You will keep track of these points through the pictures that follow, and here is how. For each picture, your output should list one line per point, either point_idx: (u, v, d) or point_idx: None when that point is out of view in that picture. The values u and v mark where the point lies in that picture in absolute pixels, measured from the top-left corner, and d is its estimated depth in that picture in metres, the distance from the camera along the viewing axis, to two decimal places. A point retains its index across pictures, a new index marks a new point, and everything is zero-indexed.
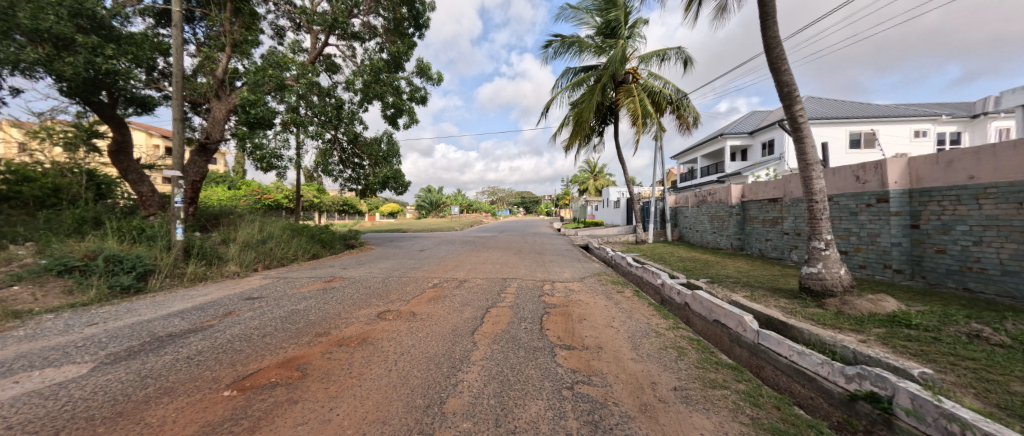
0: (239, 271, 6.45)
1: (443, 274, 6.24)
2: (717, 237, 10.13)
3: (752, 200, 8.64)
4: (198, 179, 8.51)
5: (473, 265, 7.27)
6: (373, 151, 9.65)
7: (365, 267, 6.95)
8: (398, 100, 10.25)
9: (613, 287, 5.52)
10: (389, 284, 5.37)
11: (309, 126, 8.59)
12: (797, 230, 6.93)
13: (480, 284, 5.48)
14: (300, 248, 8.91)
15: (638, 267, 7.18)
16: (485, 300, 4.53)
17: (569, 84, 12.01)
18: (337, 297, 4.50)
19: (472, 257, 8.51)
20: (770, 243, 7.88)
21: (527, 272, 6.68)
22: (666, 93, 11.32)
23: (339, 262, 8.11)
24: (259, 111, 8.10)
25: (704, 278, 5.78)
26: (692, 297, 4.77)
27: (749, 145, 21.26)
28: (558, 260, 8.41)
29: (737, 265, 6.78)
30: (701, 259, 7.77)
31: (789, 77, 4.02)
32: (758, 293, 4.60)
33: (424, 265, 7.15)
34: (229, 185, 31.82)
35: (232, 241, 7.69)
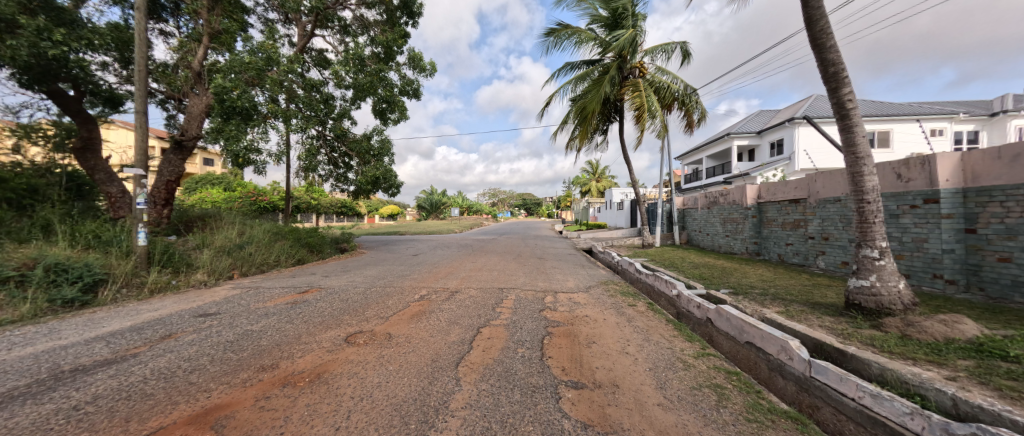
0: (208, 280, 5.83)
1: (434, 283, 5.62)
2: (730, 241, 9.48)
3: (770, 201, 8.01)
4: (173, 178, 7.92)
5: (468, 272, 6.65)
6: (362, 148, 9.11)
7: (349, 275, 6.34)
8: (389, 94, 9.73)
9: (624, 299, 4.89)
10: (370, 295, 4.77)
11: (293, 119, 7.92)
12: (824, 234, 6.29)
13: (474, 296, 4.86)
14: (283, 253, 8.30)
15: (650, 274, 6.52)
16: (477, 317, 3.90)
17: (571, 79, 11.43)
18: (305, 313, 3.88)
19: (468, 263, 7.90)
20: (792, 248, 7.24)
21: (527, 281, 6.06)
22: (674, 88, 10.68)
23: (323, 268, 7.50)
24: (237, 100, 7.41)
25: (725, 289, 5.14)
26: (716, 313, 4.13)
27: (757, 145, 20.62)
28: (560, 266, 7.81)
29: (760, 273, 6.12)
30: (718, 265, 7.11)
31: (836, 54, 3.41)
32: (794, 308, 3.96)
33: (415, 273, 6.53)
34: (224, 186, 31.27)
35: (207, 245, 7.08)
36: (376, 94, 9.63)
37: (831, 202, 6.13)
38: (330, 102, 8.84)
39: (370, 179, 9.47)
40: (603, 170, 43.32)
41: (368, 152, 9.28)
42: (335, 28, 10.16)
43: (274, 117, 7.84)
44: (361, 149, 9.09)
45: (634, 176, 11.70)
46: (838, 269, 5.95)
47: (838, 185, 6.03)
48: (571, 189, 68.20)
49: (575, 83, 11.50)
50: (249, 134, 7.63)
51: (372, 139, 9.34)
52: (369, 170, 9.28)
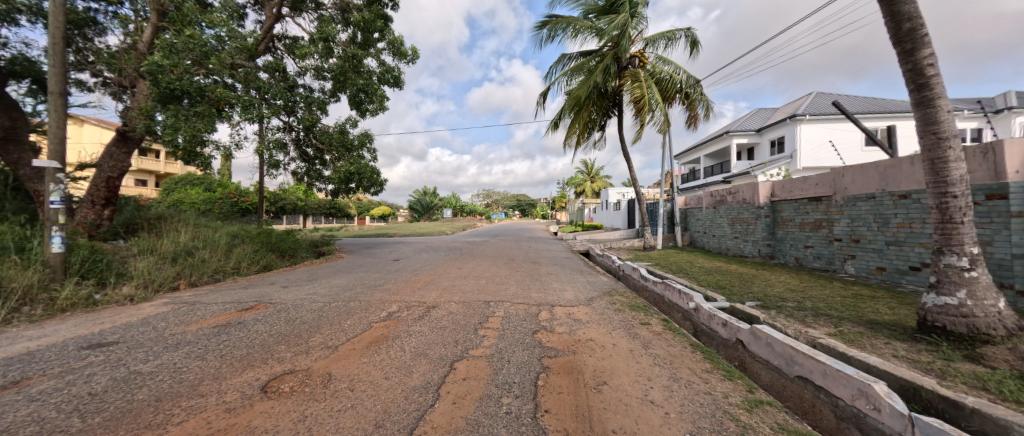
0: (138, 294, 4.84)
1: (409, 296, 4.75)
2: (739, 243, 8.80)
3: (787, 199, 7.31)
4: (115, 175, 6.91)
5: (451, 281, 5.81)
6: (333, 141, 8.22)
7: (312, 285, 5.44)
8: (364, 80, 8.81)
9: (633, 315, 4.11)
10: (327, 313, 3.91)
11: (249, 105, 6.84)
12: (854, 236, 5.60)
13: (456, 314, 4.02)
14: (246, 259, 7.31)
15: (659, 283, 5.74)
16: (452, 345, 3.04)
17: (566, 70, 10.64)
18: (233, 340, 3.02)
19: (453, 269, 7.06)
20: (812, 251, 6.56)
21: (519, 292, 5.24)
22: (677, 80, 9.91)
23: (288, 275, 6.59)
24: (177, 81, 6.27)
25: (751, 301, 4.39)
26: (749, 333, 3.36)
27: (757, 143, 20.05)
28: (556, 273, 7.02)
29: (782, 280, 5.40)
30: (732, 271, 6.37)
31: (913, 5, 2.68)
32: (848, 330, 3.20)
33: (390, 282, 5.67)
34: (205, 188, 29.99)
35: (151, 250, 6.14)
36: (350, 80, 8.66)
37: (864, 199, 5.41)
38: (295, 89, 7.87)
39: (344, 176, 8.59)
40: (599, 170, 42.61)
41: (343, 146, 8.41)
42: (309, 12, 9.27)
43: (226, 104, 6.79)
44: (333, 141, 8.18)
45: (633, 174, 10.97)
46: (872, 276, 5.25)
47: (871, 181, 5.30)
48: (565, 190, 67.55)
49: (570, 76, 10.71)
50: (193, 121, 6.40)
51: (347, 133, 8.50)
52: (343, 165, 8.38)
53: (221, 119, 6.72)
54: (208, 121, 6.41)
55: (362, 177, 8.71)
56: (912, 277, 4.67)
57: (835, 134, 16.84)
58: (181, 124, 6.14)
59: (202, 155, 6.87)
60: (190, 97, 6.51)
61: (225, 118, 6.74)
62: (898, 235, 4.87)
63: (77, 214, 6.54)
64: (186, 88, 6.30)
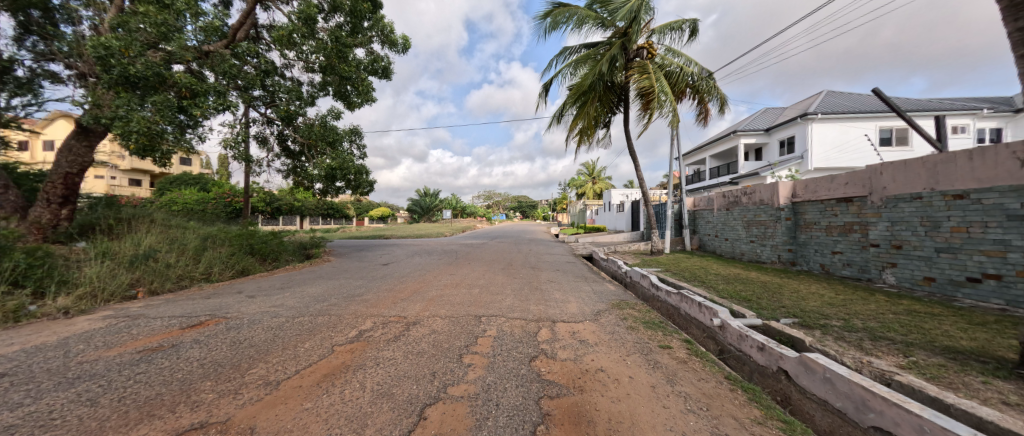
0: (76, 305, 4.23)
1: (389, 309, 4.12)
2: (755, 247, 8.17)
3: (811, 200, 6.69)
4: (74, 171, 6.31)
5: (441, 290, 5.20)
6: (313, 134, 7.68)
7: (283, 295, 4.81)
8: (349, 69, 8.20)
9: (650, 334, 3.48)
10: (287, 331, 3.30)
11: (214, 93, 6.30)
12: (894, 242, 4.97)
13: (439, 333, 3.38)
14: (218, 263, 6.70)
15: (674, 293, 5.11)
16: (427, 379, 2.40)
17: (570, 62, 10.04)
18: (152, 372, 2.40)
19: (444, 276, 6.44)
20: (842, 258, 5.93)
21: (516, 303, 4.62)
22: (688, 73, 9.29)
23: (263, 281, 5.99)
24: (130, 66, 5.60)
25: (788, 318, 3.76)
26: (799, 363, 2.70)
27: (765, 143, 19.39)
28: (559, 280, 6.39)
29: (814, 292, 4.76)
30: (753, 280, 5.72)
31: None
32: (923, 361, 2.55)
33: (371, 290, 5.06)
34: (200, 188, 29.49)
35: (108, 254, 5.56)
36: (334, 68, 8.08)
37: (908, 200, 4.77)
38: (272, 77, 7.31)
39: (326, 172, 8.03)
40: (601, 170, 41.87)
41: (326, 140, 7.88)
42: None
43: (190, 93, 6.19)
44: (313, 134, 7.64)
45: (639, 173, 10.35)
46: (917, 287, 4.63)
47: (917, 178, 4.66)
48: (566, 191, 66.92)
49: (574, 67, 10.06)
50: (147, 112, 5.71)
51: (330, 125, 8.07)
52: (325, 160, 7.80)
53: (184, 109, 6.04)
54: (168, 112, 5.75)
55: (346, 173, 8.10)
56: (971, 290, 4.03)
57: (848, 133, 16.16)
58: (125, 114, 5.46)
59: (162, 150, 6.17)
60: (150, 86, 5.90)
61: (189, 108, 6.06)
62: (952, 241, 4.23)
63: (31, 214, 5.95)
64: (140, 73, 5.64)
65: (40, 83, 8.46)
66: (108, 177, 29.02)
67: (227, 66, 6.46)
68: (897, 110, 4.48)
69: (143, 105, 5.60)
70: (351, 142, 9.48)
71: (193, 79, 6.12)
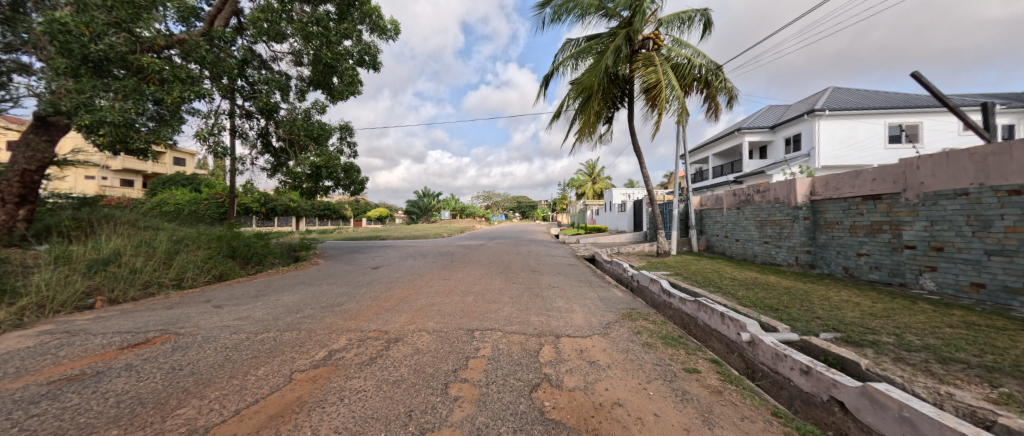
0: (9, 319, 3.68)
1: (369, 322, 3.61)
2: (768, 248, 7.70)
3: (832, 198, 6.22)
4: (32, 168, 5.80)
5: (432, 297, 4.71)
6: (295, 128, 7.22)
7: (255, 304, 4.30)
8: (336, 59, 7.70)
9: (670, 353, 2.99)
10: (245, 351, 2.80)
11: (185, 79, 5.76)
12: (932, 243, 4.49)
13: (423, 353, 2.87)
14: (193, 267, 6.18)
15: (689, 301, 4.62)
16: (400, 422, 1.88)
17: (572, 54, 9.56)
18: (49, 414, 1.88)
19: (437, 281, 5.94)
20: (869, 261, 5.46)
21: (514, 314, 4.12)
22: (696, 64, 8.79)
23: (239, 287, 5.49)
24: (90, 46, 5.08)
25: (827, 333, 3.26)
26: (861, 395, 2.18)
27: (771, 141, 18.94)
28: (561, 285, 5.90)
29: (845, 299, 4.27)
30: (774, 285, 5.23)
31: None
32: (1020, 394, 2.05)
33: (355, 298, 4.57)
34: (193, 189, 28.88)
35: (63, 259, 5.03)
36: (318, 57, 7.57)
37: (950, 197, 4.29)
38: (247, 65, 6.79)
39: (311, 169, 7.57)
40: (601, 170, 41.45)
41: (309, 136, 7.45)
42: None
43: (159, 80, 5.62)
44: (295, 129, 7.17)
45: (643, 171, 9.87)
46: (962, 294, 4.15)
47: (962, 173, 4.18)
48: (565, 191, 66.54)
49: (576, 59, 9.58)
50: (110, 99, 5.13)
51: (312, 119, 7.66)
52: (308, 157, 7.35)
53: (155, 100, 5.45)
54: (136, 99, 5.21)
55: (332, 171, 7.68)
56: None
57: (856, 130, 15.71)
58: (84, 99, 4.89)
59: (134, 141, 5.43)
60: (112, 70, 5.38)
61: (157, 98, 5.45)
62: (1005, 244, 3.74)
63: None
64: (99, 54, 5.11)
65: (9, 76, 7.90)
66: (99, 177, 28.39)
67: (200, 50, 5.92)
68: (941, 97, 3.99)
69: (105, 91, 5.07)
70: (339, 138, 9.04)
71: (166, 67, 5.60)
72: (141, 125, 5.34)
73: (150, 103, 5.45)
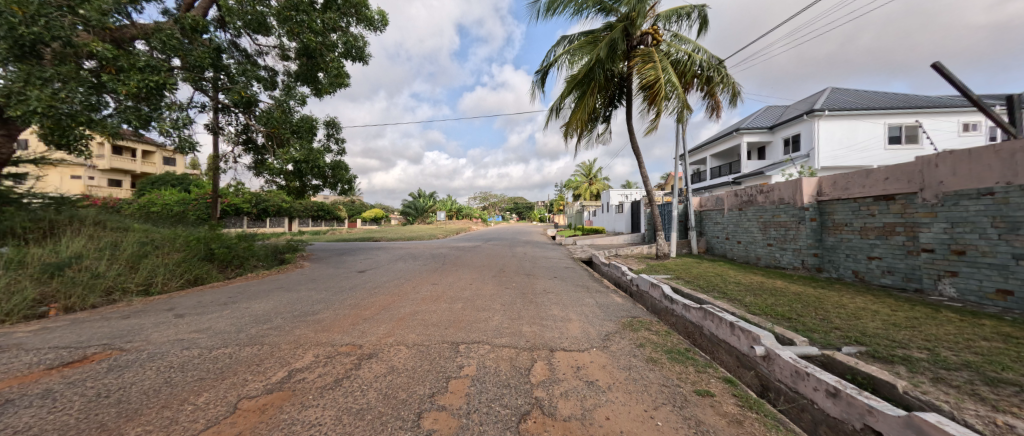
0: None
1: (343, 333, 3.25)
2: (772, 251, 7.42)
3: (841, 198, 5.93)
4: None
5: (417, 304, 4.37)
6: (273, 121, 6.88)
7: (221, 313, 3.91)
8: (318, 48, 7.29)
9: (678, 370, 2.64)
10: (192, 371, 2.43)
11: (146, 66, 5.38)
12: (952, 246, 4.20)
13: (398, 373, 2.49)
14: (163, 271, 5.78)
15: (694, 308, 4.29)
16: None
17: (568, 49, 9.24)
18: None
19: (426, 286, 5.58)
20: (882, 265, 5.17)
21: (505, 323, 3.78)
22: (696, 60, 8.49)
23: (211, 294, 5.10)
24: (19, 27, 4.55)
25: (851, 346, 2.93)
26: (905, 427, 1.81)
27: (769, 142, 18.76)
28: (557, 290, 5.57)
29: (862, 307, 3.97)
30: (782, 290, 4.93)
31: None
32: None
33: (332, 306, 4.20)
34: (182, 190, 28.25)
35: (15, 263, 4.63)
36: (300, 47, 7.19)
37: (974, 197, 3.99)
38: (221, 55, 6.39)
39: (292, 165, 7.17)
40: (598, 171, 41.30)
41: (289, 129, 7.13)
42: None
43: (115, 68, 5.22)
44: (273, 122, 6.84)
45: (642, 170, 9.56)
46: (987, 301, 3.85)
47: (987, 171, 3.87)
48: (562, 192, 66.42)
49: (572, 55, 9.26)
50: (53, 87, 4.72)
51: (293, 112, 7.32)
52: (287, 152, 6.93)
53: (98, 88, 5.11)
54: (78, 89, 4.78)
55: (313, 166, 7.26)
56: None
57: (856, 130, 15.53)
58: (18, 87, 4.44)
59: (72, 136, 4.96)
60: (60, 56, 4.97)
61: (106, 87, 5.03)
62: None
63: None
64: (38, 38, 4.67)
65: None
66: (86, 177, 27.72)
67: (164, 36, 5.55)
68: (965, 90, 3.69)
69: (51, 79, 4.67)
70: (326, 135, 8.69)
71: (120, 54, 5.20)
72: (90, 117, 4.92)
73: (93, 93, 5.01)
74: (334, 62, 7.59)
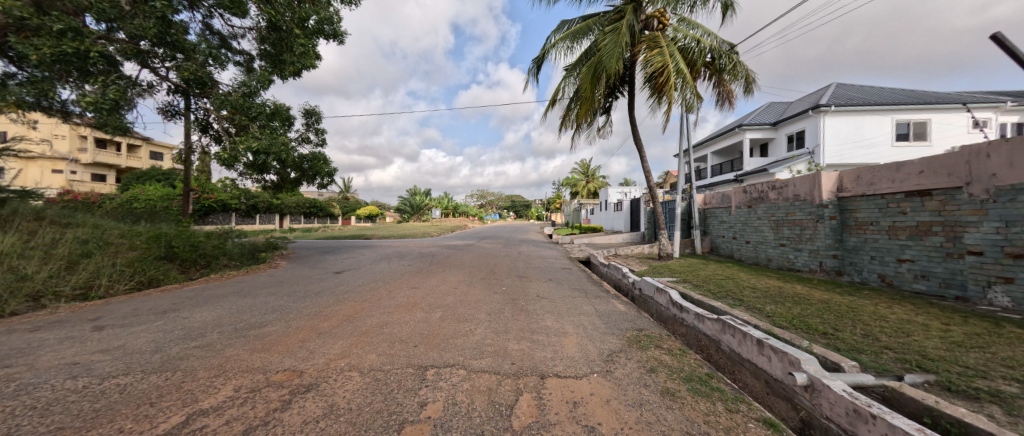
0: None
1: (285, 354, 2.61)
2: (785, 251, 6.89)
3: (865, 195, 5.37)
4: None
5: (389, 314, 3.78)
6: (231, 105, 6.14)
7: (149, 326, 3.26)
8: (282, 20, 6.59)
9: (701, 408, 2.06)
10: (51, 417, 1.78)
11: (69, 30, 4.92)
12: (1006, 249, 3.64)
13: (334, 416, 1.87)
14: (109, 272, 5.14)
15: (709, 320, 3.69)
16: None
17: (567, 36, 8.69)
18: None
19: (405, 290, 5.00)
20: (915, 268, 4.62)
21: (488, 337, 3.21)
22: (705, 45, 7.87)
23: (158, 299, 4.49)
24: None
25: (915, 375, 2.34)
26: None
27: (771, 138, 18.27)
28: (551, 295, 5.00)
29: (905, 320, 3.41)
30: (805, 297, 4.37)
31: None
32: None
33: (289, 316, 3.60)
34: (167, 185, 27.37)
35: None
36: (267, 22, 6.53)
37: None
38: (173, 28, 5.79)
39: (252, 156, 6.37)
40: (596, 169, 40.86)
41: (247, 115, 6.41)
42: None
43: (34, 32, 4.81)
44: (229, 106, 6.12)
45: (644, 165, 8.96)
46: None
47: None
48: (559, 190, 66.07)
49: (571, 41, 8.71)
50: None
51: (257, 96, 6.59)
52: (245, 140, 6.22)
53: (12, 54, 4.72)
54: None
55: (273, 158, 6.49)
56: None
57: (862, 126, 15.03)
58: None
59: None
60: None
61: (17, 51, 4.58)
62: None
63: None
64: None
65: None
66: (68, 172, 26.71)
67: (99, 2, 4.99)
68: None
69: None
70: (306, 125, 8.09)
71: (39, 17, 4.75)
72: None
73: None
74: (301, 38, 7.02)
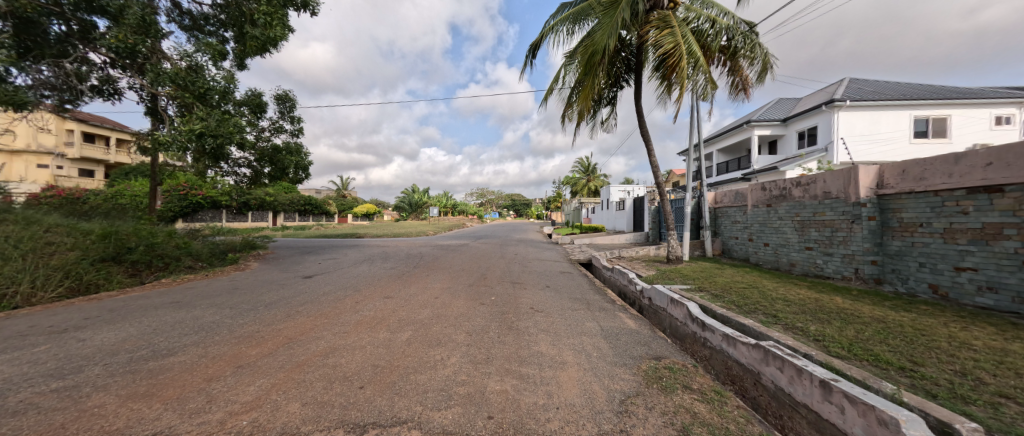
0: None
1: (170, 405, 1.86)
2: (812, 255, 6.14)
3: (914, 191, 4.62)
4: None
5: (345, 334, 3.05)
6: (170, 79, 5.41)
7: (22, 353, 2.49)
8: None
9: None
10: None
11: None
12: None
13: None
14: (28, 276, 4.39)
15: (743, 345, 2.92)
16: None
17: (566, 18, 7.95)
18: None
19: (377, 300, 4.26)
20: (979, 277, 3.87)
21: (460, 369, 2.47)
22: (718, 23, 7.09)
23: (75, 310, 3.74)
24: None
25: None
26: None
27: (781, 135, 17.54)
28: (548, 307, 4.28)
29: (999, 349, 2.65)
30: (852, 313, 3.63)
31: None
32: None
33: (214, 338, 2.84)
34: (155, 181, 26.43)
35: None
36: None
37: None
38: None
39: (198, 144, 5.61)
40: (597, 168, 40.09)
41: (192, 93, 5.65)
42: None
43: None
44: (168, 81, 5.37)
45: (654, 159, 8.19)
46: None
47: None
48: (559, 189, 65.27)
49: (571, 24, 7.96)
50: None
51: (203, 70, 5.83)
52: (188, 121, 5.46)
53: None
54: None
55: (223, 141, 5.71)
56: None
57: (879, 122, 14.28)
58: None
59: None
60: None
61: None
62: None
63: None
64: None
65: None
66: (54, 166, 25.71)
67: None
68: None
69: None
70: (278, 112, 7.36)
71: None
72: None
73: None
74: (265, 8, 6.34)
